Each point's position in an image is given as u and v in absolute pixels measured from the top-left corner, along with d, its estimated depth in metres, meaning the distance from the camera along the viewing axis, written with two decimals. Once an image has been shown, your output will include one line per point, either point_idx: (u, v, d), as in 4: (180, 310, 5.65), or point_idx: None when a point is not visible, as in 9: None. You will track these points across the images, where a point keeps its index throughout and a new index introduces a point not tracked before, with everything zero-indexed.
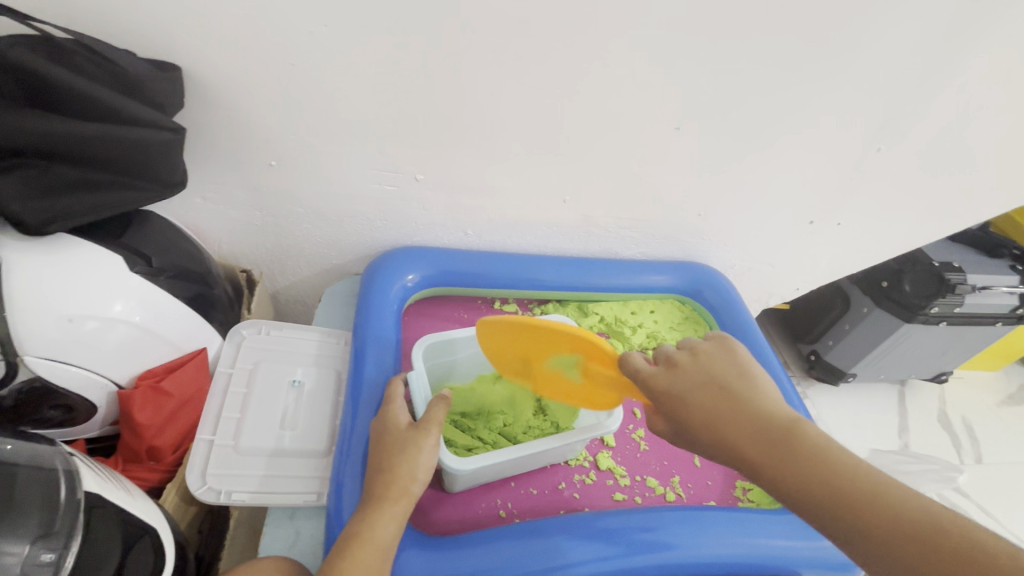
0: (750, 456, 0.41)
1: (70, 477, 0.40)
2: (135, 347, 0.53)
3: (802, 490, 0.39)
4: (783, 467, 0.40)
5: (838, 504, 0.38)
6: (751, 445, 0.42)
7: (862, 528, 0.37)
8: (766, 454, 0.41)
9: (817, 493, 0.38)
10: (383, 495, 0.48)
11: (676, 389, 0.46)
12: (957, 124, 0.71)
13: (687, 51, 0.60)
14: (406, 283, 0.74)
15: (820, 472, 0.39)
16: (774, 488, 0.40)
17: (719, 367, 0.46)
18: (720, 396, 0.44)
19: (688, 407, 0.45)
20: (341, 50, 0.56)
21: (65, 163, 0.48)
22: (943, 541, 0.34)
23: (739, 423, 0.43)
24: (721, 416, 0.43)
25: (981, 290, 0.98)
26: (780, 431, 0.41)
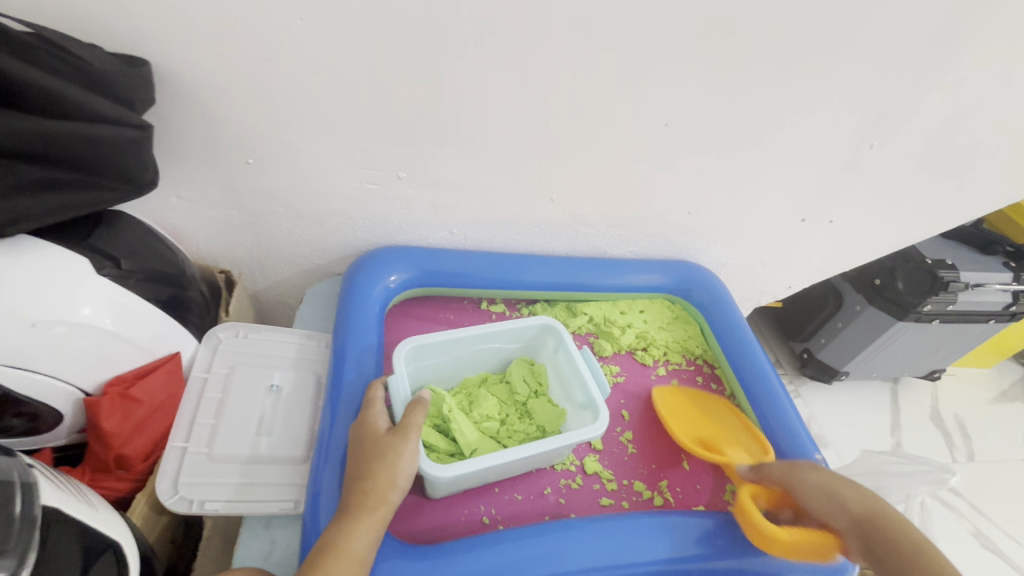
0: (868, 519, 0.53)
1: (28, 491, 0.38)
2: (104, 353, 0.52)
3: (887, 544, 0.51)
4: (879, 526, 0.52)
5: (904, 556, 0.50)
6: (867, 513, 0.54)
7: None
8: (863, 523, 0.53)
9: (908, 547, 0.50)
10: (359, 505, 0.46)
11: (814, 474, 0.58)
12: (953, 120, 0.70)
13: (675, 45, 0.58)
14: (388, 284, 0.72)
15: (911, 536, 0.51)
16: (873, 542, 0.52)
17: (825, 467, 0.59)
18: (820, 482, 0.57)
19: (813, 481, 0.58)
20: (317, 44, 0.54)
21: (28, 162, 0.46)
22: (926, 574, 0.48)
23: (840, 498, 0.55)
24: (829, 491, 0.56)
25: (974, 288, 0.97)
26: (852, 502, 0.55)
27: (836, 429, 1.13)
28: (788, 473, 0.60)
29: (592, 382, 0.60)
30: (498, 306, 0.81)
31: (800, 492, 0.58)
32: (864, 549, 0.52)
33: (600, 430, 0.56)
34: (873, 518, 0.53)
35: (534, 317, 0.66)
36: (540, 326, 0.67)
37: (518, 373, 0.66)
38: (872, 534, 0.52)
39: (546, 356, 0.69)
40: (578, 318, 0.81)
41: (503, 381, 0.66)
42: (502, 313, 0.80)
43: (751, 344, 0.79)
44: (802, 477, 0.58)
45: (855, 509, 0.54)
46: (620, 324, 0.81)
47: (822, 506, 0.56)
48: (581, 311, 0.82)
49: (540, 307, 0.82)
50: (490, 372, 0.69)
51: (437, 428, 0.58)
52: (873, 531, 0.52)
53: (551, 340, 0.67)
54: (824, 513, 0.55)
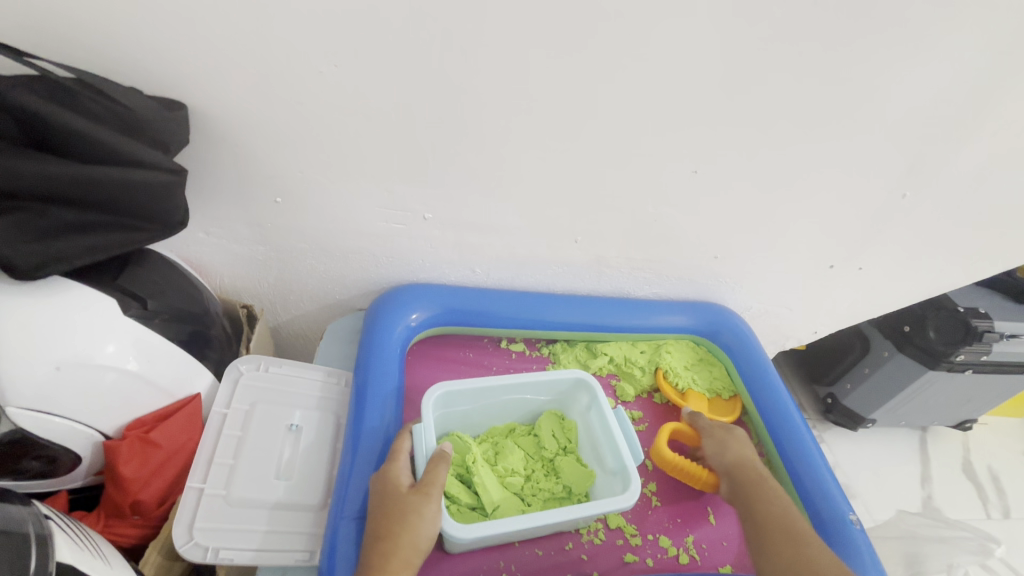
0: (742, 467, 0.62)
1: (42, 545, 0.37)
2: (125, 394, 0.51)
3: (748, 487, 0.59)
4: (749, 474, 0.61)
5: (756, 500, 0.58)
6: (745, 463, 0.62)
7: (757, 518, 0.56)
8: (737, 468, 0.62)
9: (763, 493, 0.58)
10: (382, 567, 0.45)
11: (722, 430, 0.66)
12: (988, 172, 0.68)
13: (705, 94, 0.58)
14: (410, 323, 0.71)
15: (768, 487, 0.59)
16: (735, 483, 0.60)
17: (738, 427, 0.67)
18: (727, 436, 0.65)
19: (714, 431, 0.66)
20: (351, 90, 0.55)
21: (62, 207, 0.46)
22: (770, 517, 0.56)
23: (730, 447, 0.64)
24: (725, 442, 0.65)
25: (1010, 338, 0.94)
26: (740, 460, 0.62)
27: (864, 480, 1.09)
28: (707, 425, 0.67)
29: (625, 448, 0.58)
30: (518, 345, 0.80)
31: (704, 437, 0.66)
32: (729, 488, 0.61)
33: (631, 501, 0.54)
34: (750, 469, 0.61)
35: (568, 370, 0.64)
36: (573, 379, 0.65)
37: (547, 426, 0.64)
38: (741, 479, 0.61)
39: (577, 412, 0.67)
40: (599, 359, 0.80)
41: (531, 433, 0.64)
42: (521, 353, 0.79)
43: (780, 392, 0.77)
44: (713, 429, 0.67)
45: (737, 459, 0.63)
46: (642, 365, 0.80)
47: (711, 450, 0.65)
48: (602, 351, 0.81)
49: (561, 348, 0.81)
50: (518, 422, 0.67)
51: (459, 478, 0.57)
52: (740, 477, 0.61)
53: (585, 395, 0.65)
54: (711, 456, 0.64)
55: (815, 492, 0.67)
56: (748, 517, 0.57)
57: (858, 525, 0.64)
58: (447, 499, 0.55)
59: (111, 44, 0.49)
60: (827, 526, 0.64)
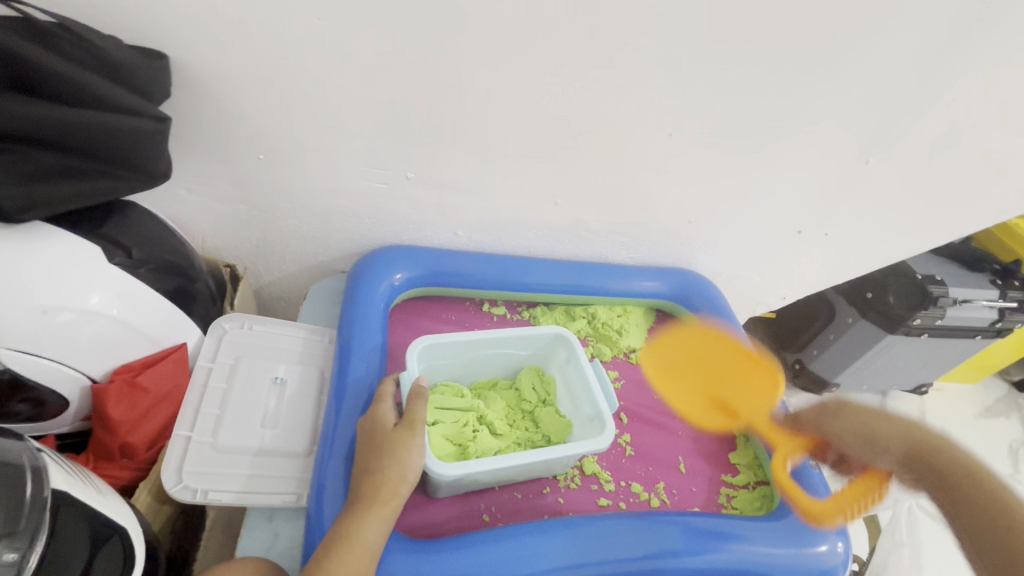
0: (924, 459, 0.57)
1: (37, 474, 0.39)
2: (109, 341, 0.52)
3: (939, 471, 0.56)
4: (915, 453, 0.58)
5: (940, 467, 0.56)
6: (934, 455, 0.57)
7: (958, 509, 0.54)
8: (903, 440, 0.59)
9: (924, 457, 0.57)
10: (372, 497, 0.47)
11: (847, 412, 0.63)
12: (947, 139, 0.72)
13: (683, 57, 0.60)
14: (393, 282, 0.73)
15: (908, 433, 0.59)
16: (925, 466, 0.56)
17: (851, 426, 0.62)
18: (855, 415, 0.63)
19: (874, 432, 0.60)
20: (336, 45, 0.55)
21: (45, 149, 0.46)
22: (990, 511, 0.52)
23: (905, 436, 0.59)
24: (917, 448, 0.58)
25: (963, 304, 1.00)
26: (920, 441, 0.58)
27: None
28: (818, 417, 0.66)
29: (600, 395, 0.61)
30: (499, 308, 0.82)
31: (832, 424, 0.64)
32: (915, 479, 0.58)
33: (606, 442, 0.57)
34: (901, 436, 0.59)
35: (547, 326, 0.66)
36: (552, 335, 0.67)
37: (527, 380, 0.67)
38: (918, 454, 0.58)
39: (556, 366, 0.69)
40: (577, 321, 0.82)
41: (512, 387, 0.67)
42: (503, 315, 0.81)
43: None
44: (829, 423, 0.64)
45: (880, 429, 0.61)
46: (617, 326, 0.83)
47: (861, 449, 0.61)
48: (579, 313, 0.84)
49: (541, 311, 0.83)
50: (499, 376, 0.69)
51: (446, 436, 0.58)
52: (909, 452, 0.58)
53: (563, 349, 0.68)
54: (875, 456, 0.60)
55: None
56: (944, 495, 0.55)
57: (816, 470, 0.69)
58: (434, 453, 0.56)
59: None
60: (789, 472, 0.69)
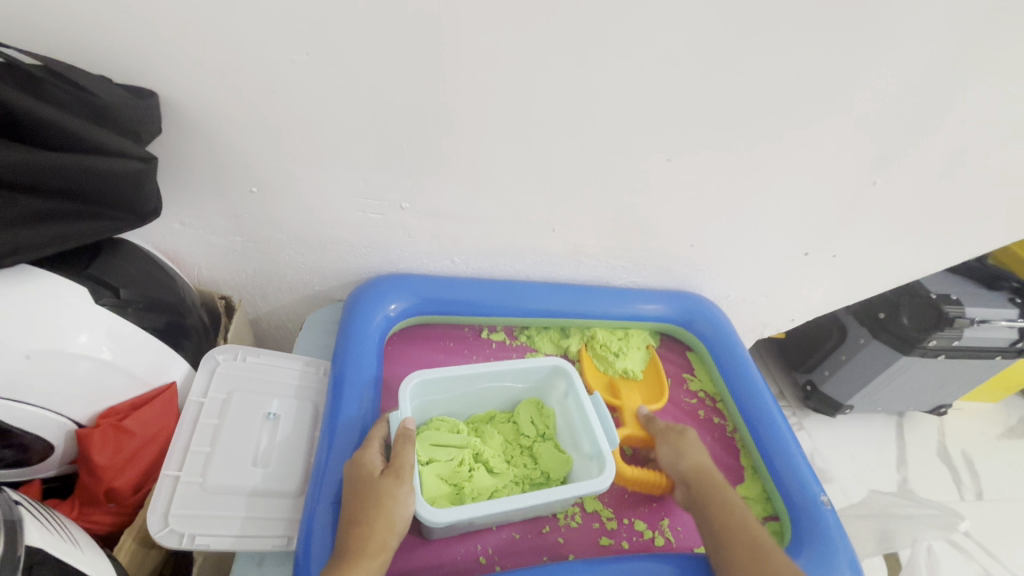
0: (699, 475, 0.61)
1: (12, 529, 0.38)
2: (97, 383, 0.51)
3: (707, 493, 0.59)
4: (708, 482, 0.60)
5: (713, 498, 0.59)
6: (713, 485, 0.60)
7: (714, 540, 0.56)
8: (696, 467, 0.62)
9: (715, 489, 0.59)
10: (361, 549, 0.45)
11: (673, 434, 0.66)
12: (956, 158, 0.70)
13: (678, 82, 0.59)
14: (388, 313, 0.72)
15: (708, 469, 0.62)
16: (694, 489, 0.60)
17: (670, 445, 0.65)
18: (678, 439, 0.65)
19: (674, 449, 0.64)
20: (323, 79, 0.55)
21: (28, 193, 0.46)
22: (734, 540, 0.55)
23: (695, 462, 0.62)
24: (705, 477, 0.61)
25: (981, 324, 0.96)
26: (710, 473, 0.61)
27: (841, 464, 1.11)
28: (661, 430, 0.67)
29: (601, 432, 0.59)
30: (498, 334, 0.80)
31: (659, 443, 0.66)
32: (686, 495, 0.61)
33: (606, 484, 0.55)
34: (699, 467, 0.62)
35: (546, 358, 0.65)
36: (551, 367, 0.66)
37: (525, 413, 0.65)
38: (703, 484, 0.60)
39: (555, 398, 0.67)
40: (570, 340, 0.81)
41: (510, 420, 0.66)
42: (502, 342, 0.79)
43: (755, 379, 0.79)
44: (661, 436, 0.66)
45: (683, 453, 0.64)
46: (616, 348, 0.81)
47: (667, 457, 0.64)
48: (574, 332, 0.82)
49: (537, 331, 0.82)
50: (497, 408, 0.68)
51: (441, 477, 0.56)
52: (696, 476, 0.61)
53: (562, 382, 0.66)
54: (667, 462, 0.64)
55: (788, 475, 0.70)
56: (703, 521, 0.58)
57: (827, 506, 0.66)
58: (427, 501, 0.54)
59: (76, 31, 0.49)
60: (799, 510, 0.66)
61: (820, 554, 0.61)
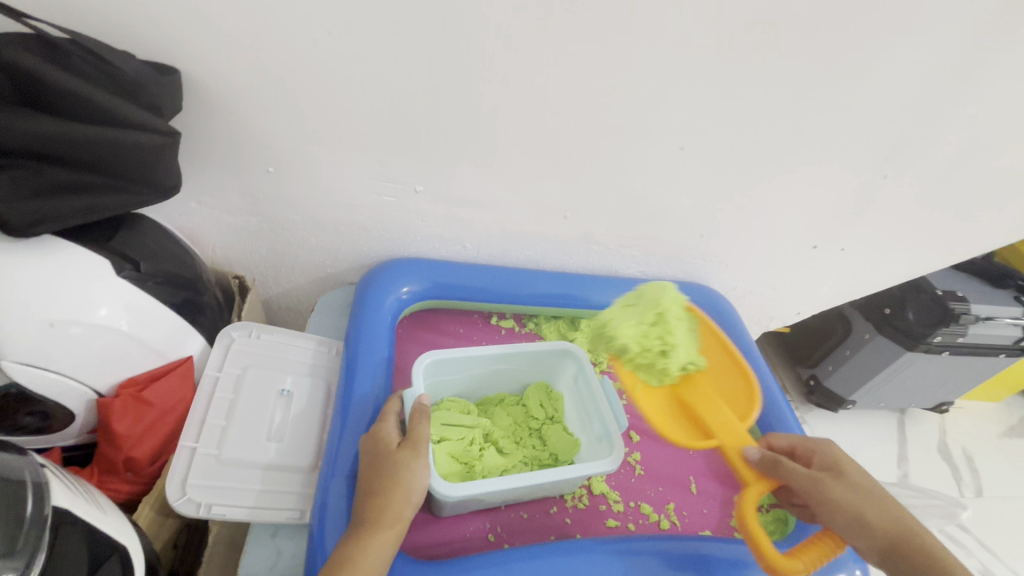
0: (902, 534, 0.53)
1: (39, 491, 0.38)
2: (117, 354, 0.52)
3: (889, 534, 0.53)
4: (883, 520, 0.54)
5: (895, 539, 0.53)
6: (889, 524, 0.53)
7: None
8: (861, 505, 0.55)
9: (915, 547, 0.53)
10: (375, 520, 0.46)
11: (836, 487, 0.55)
12: (968, 153, 0.70)
13: (695, 70, 0.59)
14: (400, 295, 0.72)
15: (878, 502, 0.55)
16: (904, 557, 0.52)
17: (844, 500, 0.55)
18: (840, 485, 0.56)
19: (852, 509, 0.54)
20: (343, 60, 0.55)
21: (56, 164, 0.47)
22: None
23: (873, 498, 0.55)
24: (904, 534, 0.53)
25: (985, 321, 0.97)
26: (900, 523, 0.54)
27: None
28: (809, 485, 0.54)
29: (610, 415, 0.60)
30: (508, 321, 0.81)
31: (825, 509, 0.55)
32: (882, 558, 0.53)
33: (613, 464, 0.56)
34: (885, 519, 0.54)
35: (556, 342, 0.65)
36: (561, 351, 0.66)
37: (534, 396, 0.66)
38: (888, 524, 0.53)
39: (564, 382, 0.68)
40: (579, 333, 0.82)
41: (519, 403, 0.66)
42: (511, 329, 0.80)
43: (761, 368, 0.80)
44: (832, 493, 0.55)
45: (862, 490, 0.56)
46: (657, 344, 0.60)
47: (844, 522, 0.54)
48: (584, 325, 0.83)
49: (545, 320, 0.83)
50: (506, 391, 0.69)
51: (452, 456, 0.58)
52: (864, 519, 0.54)
53: (571, 366, 0.67)
54: (843, 527, 0.54)
55: None
56: None
57: None
58: (440, 476, 0.55)
59: (100, 6, 0.49)
60: None
61: None
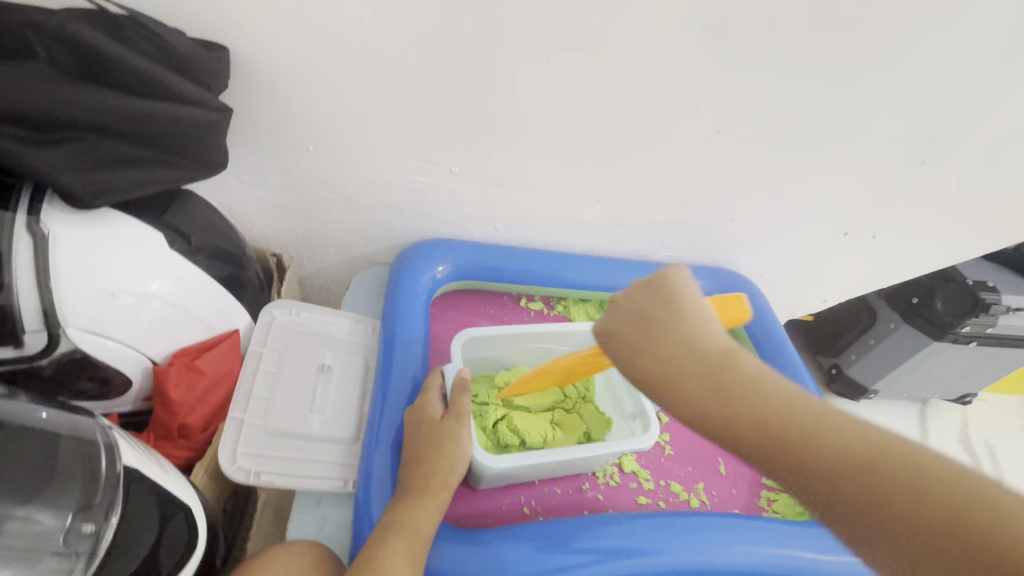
0: (715, 414, 0.37)
1: (110, 450, 0.42)
2: (168, 324, 0.54)
3: (794, 446, 0.35)
4: (751, 425, 0.36)
5: (853, 477, 0.33)
6: (767, 431, 0.36)
7: (847, 496, 0.33)
8: (720, 412, 0.37)
9: (746, 428, 0.37)
10: (423, 487, 0.49)
11: (660, 316, 0.42)
12: (1010, 139, 0.69)
13: (739, 53, 0.58)
14: (435, 274, 0.73)
15: (756, 389, 0.38)
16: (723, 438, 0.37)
17: (633, 307, 0.44)
18: (643, 329, 0.42)
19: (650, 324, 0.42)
20: (383, 37, 0.55)
21: (112, 138, 0.48)
22: (865, 461, 0.33)
23: (693, 372, 0.39)
24: (714, 381, 0.38)
25: (1015, 312, 0.96)
26: (712, 358, 0.39)
27: None
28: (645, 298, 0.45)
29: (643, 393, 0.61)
30: (537, 303, 0.82)
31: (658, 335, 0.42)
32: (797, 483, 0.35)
33: (651, 442, 0.57)
34: (745, 409, 0.37)
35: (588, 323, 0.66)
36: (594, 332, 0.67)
37: None
38: (778, 449, 0.36)
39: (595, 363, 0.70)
40: (608, 315, 0.82)
41: None
42: (540, 311, 0.81)
43: (789, 354, 0.81)
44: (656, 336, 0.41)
45: (684, 338, 0.41)
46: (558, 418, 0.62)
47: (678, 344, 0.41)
48: None
49: (573, 303, 0.83)
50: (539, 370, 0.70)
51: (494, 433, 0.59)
52: (749, 427, 0.36)
53: None
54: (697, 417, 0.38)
55: None
56: (784, 460, 0.35)
57: None
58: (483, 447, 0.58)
59: None
60: None
61: None
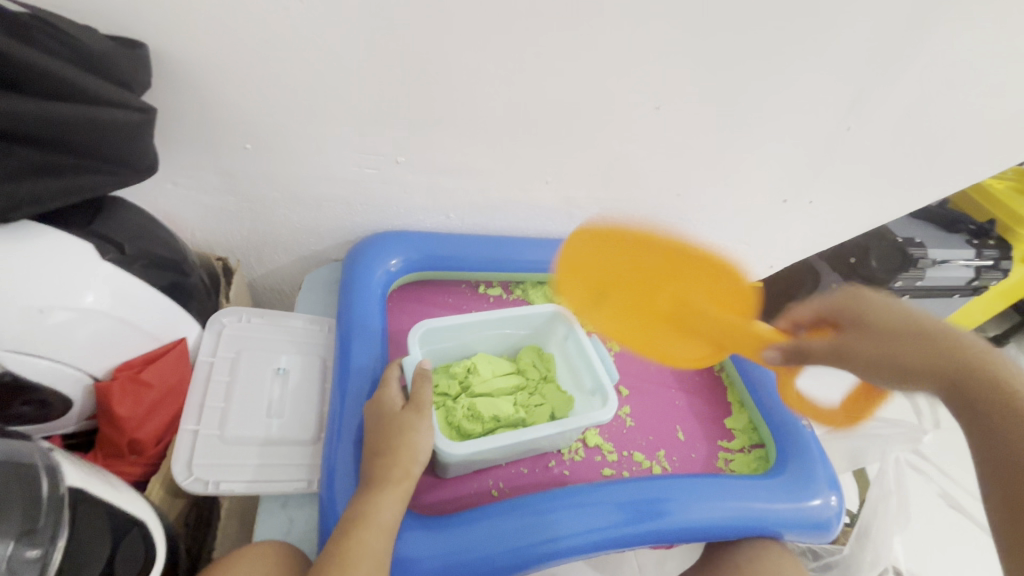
0: (890, 359, 0.54)
1: (52, 474, 0.41)
2: (110, 337, 0.52)
3: (932, 368, 0.51)
4: (907, 368, 0.53)
5: (947, 375, 0.50)
6: (918, 362, 0.52)
7: (986, 408, 0.47)
8: (885, 354, 0.54)
9: (924, 362, 0.52)
10: (386, 477, 0.49)
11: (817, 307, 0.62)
12: (926, 103, 0.73)
13: (671, 30, 0.59)
14: (389, 268, 0.73)
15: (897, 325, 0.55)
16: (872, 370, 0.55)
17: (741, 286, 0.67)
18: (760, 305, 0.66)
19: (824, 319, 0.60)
20: (313, 26, 0.53)
21: (26, 145, 0.45)
22: (960, 372, 0.50)
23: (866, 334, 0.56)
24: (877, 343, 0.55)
25: (941, 264, 1.04)
26: (886, 324, 0.56)
27: None
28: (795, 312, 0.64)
29: (600, 367, 0.63)
30: (495, 289, 0.83)
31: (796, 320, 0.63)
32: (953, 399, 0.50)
33: (608, 415, 0.58)
34: (916, 357, 0.52)
35: (545, 305, 0.68)
36: (550, 313, 0.69)
37: (528, 358, 0.69)
38: (926, 366, 0.51)
39: (555, 343, 0.72)
40: (566, 296, 0.84)
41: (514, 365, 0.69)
42: (499, 296, 0.82)
43: None
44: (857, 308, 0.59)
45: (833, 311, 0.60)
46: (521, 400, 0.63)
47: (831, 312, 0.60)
48: None
49: (531, 286, 0.84)
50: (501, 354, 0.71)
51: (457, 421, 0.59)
52: (899, 368, 0.53)
53: (561, 327, 0.70)
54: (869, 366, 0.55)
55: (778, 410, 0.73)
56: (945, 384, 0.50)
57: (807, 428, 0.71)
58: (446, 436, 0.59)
59: None
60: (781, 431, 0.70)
61: (802, 472, 0.65)
